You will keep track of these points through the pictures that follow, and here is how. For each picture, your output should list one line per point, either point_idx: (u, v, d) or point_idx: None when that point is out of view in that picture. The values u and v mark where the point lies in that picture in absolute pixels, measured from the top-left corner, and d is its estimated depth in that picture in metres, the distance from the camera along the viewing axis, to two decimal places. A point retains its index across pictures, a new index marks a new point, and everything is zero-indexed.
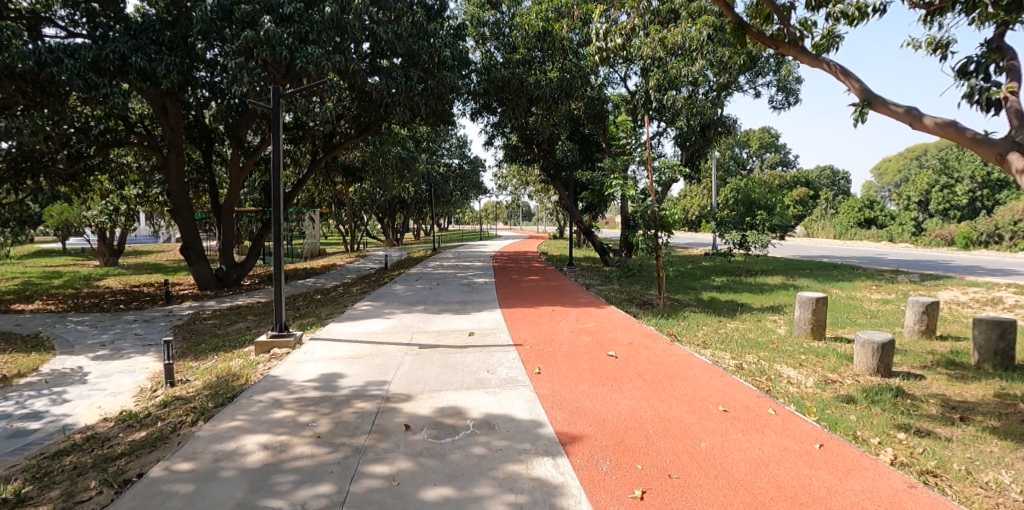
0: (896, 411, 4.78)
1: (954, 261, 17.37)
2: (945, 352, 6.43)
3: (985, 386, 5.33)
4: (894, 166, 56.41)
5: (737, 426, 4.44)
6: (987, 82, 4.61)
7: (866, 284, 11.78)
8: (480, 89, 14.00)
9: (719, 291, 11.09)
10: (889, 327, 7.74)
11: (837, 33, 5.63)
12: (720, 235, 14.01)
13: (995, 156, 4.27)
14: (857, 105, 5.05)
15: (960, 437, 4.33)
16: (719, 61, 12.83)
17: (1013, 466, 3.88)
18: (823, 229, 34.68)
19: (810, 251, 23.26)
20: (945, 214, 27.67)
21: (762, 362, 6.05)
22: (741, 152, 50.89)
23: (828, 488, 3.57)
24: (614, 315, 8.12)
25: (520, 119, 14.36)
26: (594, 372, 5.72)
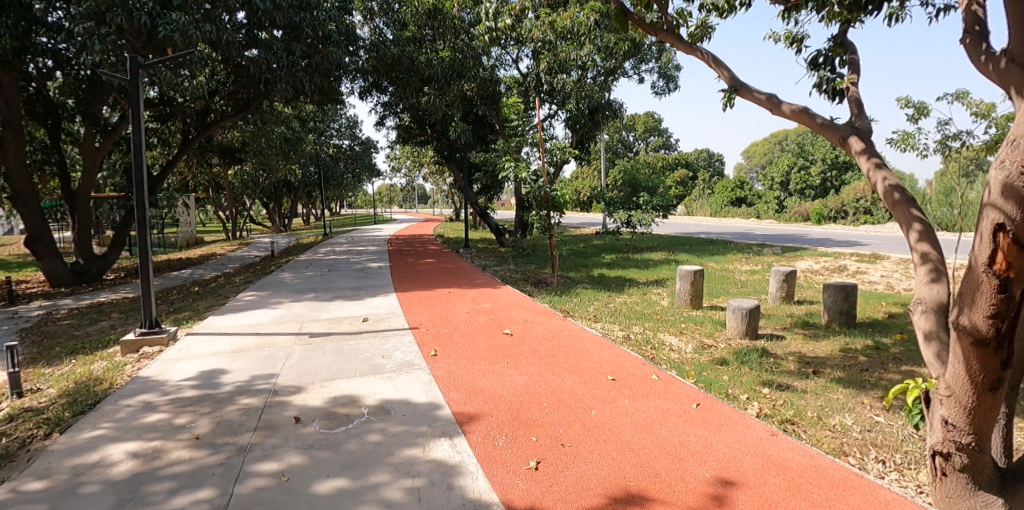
0: (761, 369, 5.29)
1: (807, 235, 19.64)
2: (801, 314, 7.24)
3: (833, 342, 6.04)
4: (761, 151, 62.19)
5: (624, 392, 4.68)
6: (833, 73, 5.12)
7: (737, 257, 12.90)
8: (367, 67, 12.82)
9: (609, 267, 11.64)
10: (756, 295, 8.55)
11: (710, 24, 5.93)
12: (610, 214, 14.70)
13: (839, 139, 4.64)
14: (725, 91, 5.11)
15: (813, 388, 4.88)
16: (605, 47, 13.34)
17: (855, 410, 4.48)
18: (701, 208, 37.49)
19: (688, 228, 25.19)
20: (802, 193, 31.07)
21: (647, 331, 6.44)
22: (628, 136, 53.41)
23: (703, 443, 3.90)
24: (509, 294, 8.24)
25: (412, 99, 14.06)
26: (490, 350, 5.77)
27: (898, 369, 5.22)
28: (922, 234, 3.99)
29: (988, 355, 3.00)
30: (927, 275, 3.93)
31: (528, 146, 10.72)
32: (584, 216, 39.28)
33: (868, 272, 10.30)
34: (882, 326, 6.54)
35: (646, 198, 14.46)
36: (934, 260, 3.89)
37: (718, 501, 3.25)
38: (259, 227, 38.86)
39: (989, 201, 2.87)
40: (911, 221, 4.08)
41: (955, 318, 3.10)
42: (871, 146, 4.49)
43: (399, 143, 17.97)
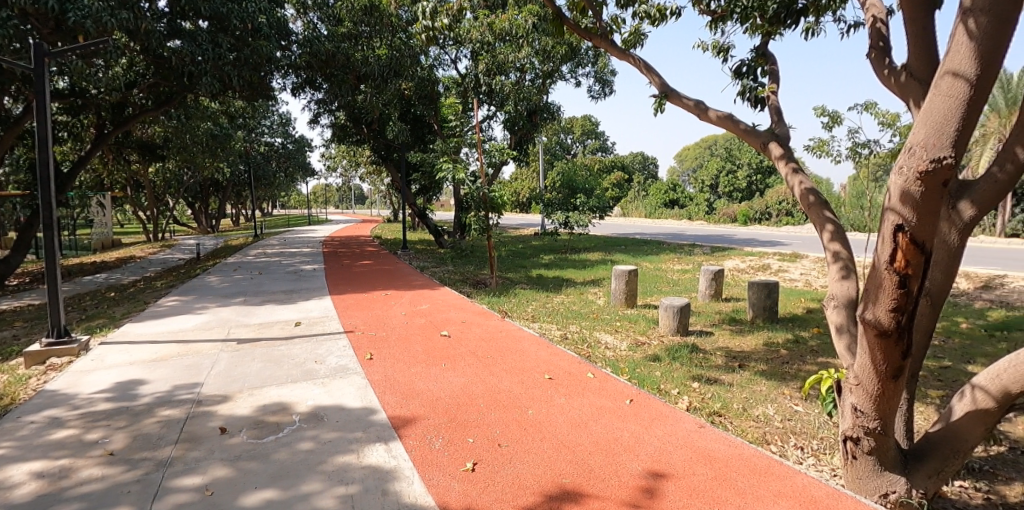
0: (691, 364, 5.51)
1: (734, 235, 20.69)
2: (728, 311, 7.61)
3: (757, 337, 6.38)
4: (692, 155, 64.92)
5: (560, 391, 4.75)
6: (755, 82, 5.38)
7: (669, 257, 13.40)
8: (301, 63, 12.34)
9: (547, 268, 11.82)
10: (687, 293, 8.90)
11: (643, 32, 6.10)
12: (548, 216, 14.77)
13: (760, 145, 4.66)
14: (656, 97, 5.23)
15: (739, 381, 5.13)
16: (543, 50, 13.87)
17: (776, 401, 4.74)
18: (636, 209, 38.71)
19: (624, 229, 25.90)
20: (730, 196, 32.68)
21: (584, 330, 6.58)
22: (566, 139, 54.41)
23: (635, 438, 4.01)
24: (447, 296, 8.18)
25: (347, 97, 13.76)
26: (427, 352, 5.71)
27: (815, 361, 5.57)
28: (834, 234, 4.25)
29: (890, 346, 3.26)
30: (838, 273, 4.17)
31: (467, 147, 10.71)
32: (524, 217, 39.62)
33: (788, 270, 10.97)
34: (800, 321, 6.97)
35: (583, 199, 14.65)
36: (844, 258, 4.12)
37: (649, 494, 3.36)
38: (184, 228, 36.74)
39: (888, 205, 3.12)
40: (824, 222, 4.35)
41: (861, 312, 3.35)
42: (789, 152, 4.60)
43: (334, 142, 17.52)
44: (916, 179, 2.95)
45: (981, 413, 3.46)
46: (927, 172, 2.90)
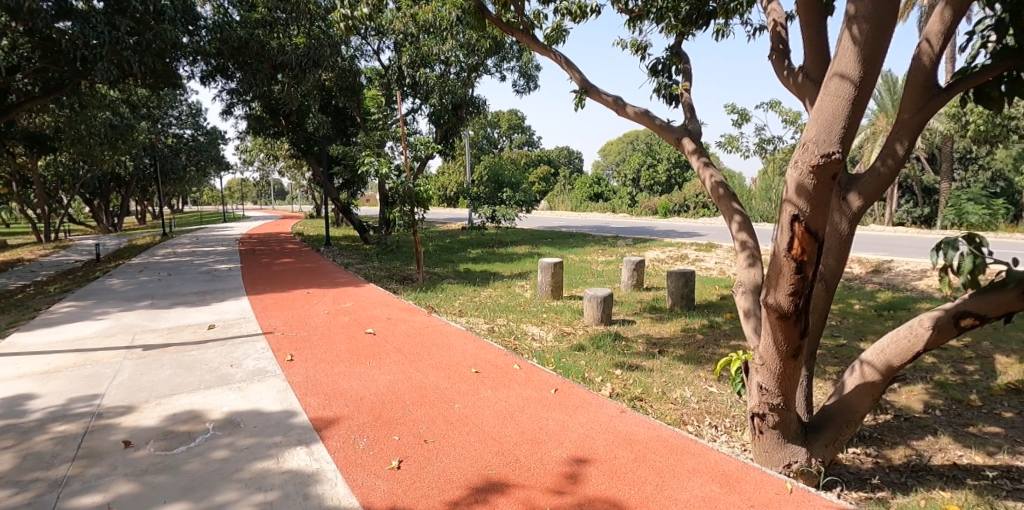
0: (614, 352, 5.70)
1: (656, 227, 21.57)
2: (649, 300, 7.95)
3: (675, 323, 6.70)
4: (615, 149, 66.65)
5: (487, 384, 4.79)
6: (669, 80, 5.62)
7: (594, 249, 13.81)
8: (211, 49, 11.75)
9: (475, 261, 11.88)
10: (610, 283, 9.22)
11: (564, 28, 6.20)
12: (476, 210, 15.11)
13: (675, 140, 4.71)
14: (576, 92, 5.31)
15: (658, 366, 5.37)
16: (468, 43, 13.34)
17: (692, 383, 5.00)
18: (562, 203, 39.50)
19: (551, 222, 26.35)
20: (651, 189, 34.08)
21: (511, 323, 6.66)
22: (493, 133, 54.18)
23: (561, 425, 4.10)
24: (373, 293, 8.01)
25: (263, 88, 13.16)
26: (352, 351, 5.58)
27: (728, 344, 5.93)
28: (743, 224, 4.32)
29: (790, 327, 3.51)
30: (745, 261, 4.30)
31: (391, 140, 10.51)
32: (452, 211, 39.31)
33: (703, 260, 11.60)
34: (714, 307, 7.39)
35: (509, 194, 15.09)
36: (751, 247, 4.26)
37: (573, 479, 3.47)
38: (79, 227, 33.67)
39: (786, 197, 3.37)
40: (733, 213, 4.43)
41: (764, 297, 3.58)
42: (702, 147, 4.66)
43: (250, 134, 16.71)
44: (809, 172, 3.21)
45: (868, 386, 3.73)
46: (819, 167, 3.16)
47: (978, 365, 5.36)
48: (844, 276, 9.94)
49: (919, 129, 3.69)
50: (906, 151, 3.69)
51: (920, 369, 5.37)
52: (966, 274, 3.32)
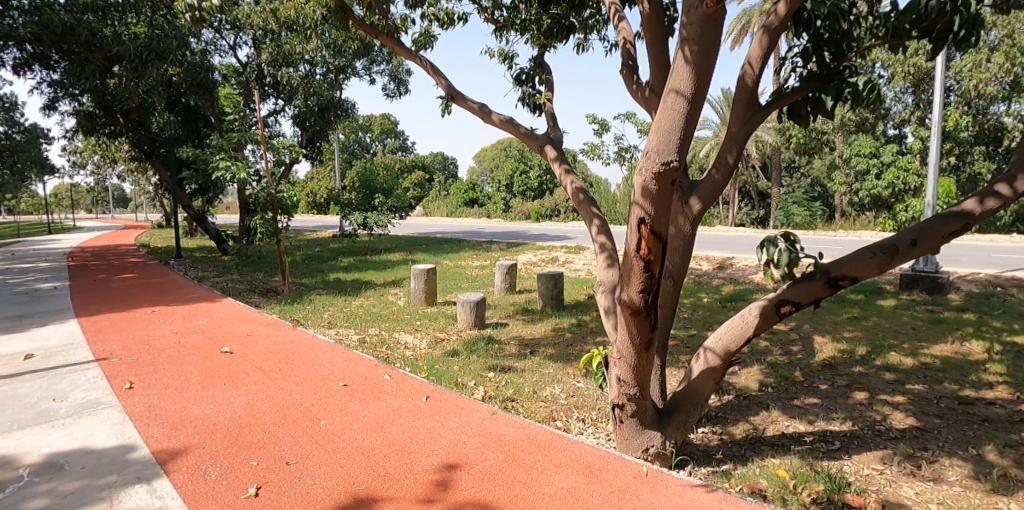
0: (487, 355, 5.79)
1: (530, 231, 22.36)
2: (521, 302, 8.20)
3: (546, 324, 6.96)
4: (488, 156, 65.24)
5: (355, 396, 4.63)
6: (533, 90, 5.80)
7: (469, 254, 13.98)
8: (27, 34, 10.28)
9: (346, 270, 11.50)
10: (484, 288, 9.38)
11: (432, 34, 6.18)
12: (346, 217, 14.84)
13: (538, 147, 4.86)
14: (443, 98, 5.30)
15: (530, 366, 5.53)
16: (334, 44, 13.23)
17: (561, 380, 5.20)
18: (438, 208, 39.31)
19: (428, 229, 26.34)
20: (524, 194, 35.22)
21: (383, 332, 6.52)
22: (365, 137, 50.70)
23: (432, 433, 4.06)
24: (231, 308, 7.42)
25: (95, 82, 11.70)
26: (205, 373, 5.12)
27: (594, 340, 6.28)
28: (601, 227, 4.55)
29: (642, 321, 3.72)
30: (604, 262, 4.48)
31: (252, 144, 9.79)
32: (324, 217, 37.34)
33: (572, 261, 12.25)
34: (582, 306, 7.79)
35: (381, 199, 14.88)
36: (609, 248, 4.46)
37: (443, 485, 3.43)
38: None
39: (635, 200, 3.59)
40: (592, 217, 4.64)
41: (618, 295, 3.78)
42: (563, 154, 4.86)
43: (79, 134, 14.76)
44: (652, 178, 3.44)
45: (711, 370, 4.04)
46: (660, 174, 3.39)
47: (800, 345, 6.18)
48: (695, 272, 10.99)
49: (745, 140, 4.06)
50: (736, 160, 4.07)
51: (755, 352, 6.08)
52: (786, 268, 3.72)
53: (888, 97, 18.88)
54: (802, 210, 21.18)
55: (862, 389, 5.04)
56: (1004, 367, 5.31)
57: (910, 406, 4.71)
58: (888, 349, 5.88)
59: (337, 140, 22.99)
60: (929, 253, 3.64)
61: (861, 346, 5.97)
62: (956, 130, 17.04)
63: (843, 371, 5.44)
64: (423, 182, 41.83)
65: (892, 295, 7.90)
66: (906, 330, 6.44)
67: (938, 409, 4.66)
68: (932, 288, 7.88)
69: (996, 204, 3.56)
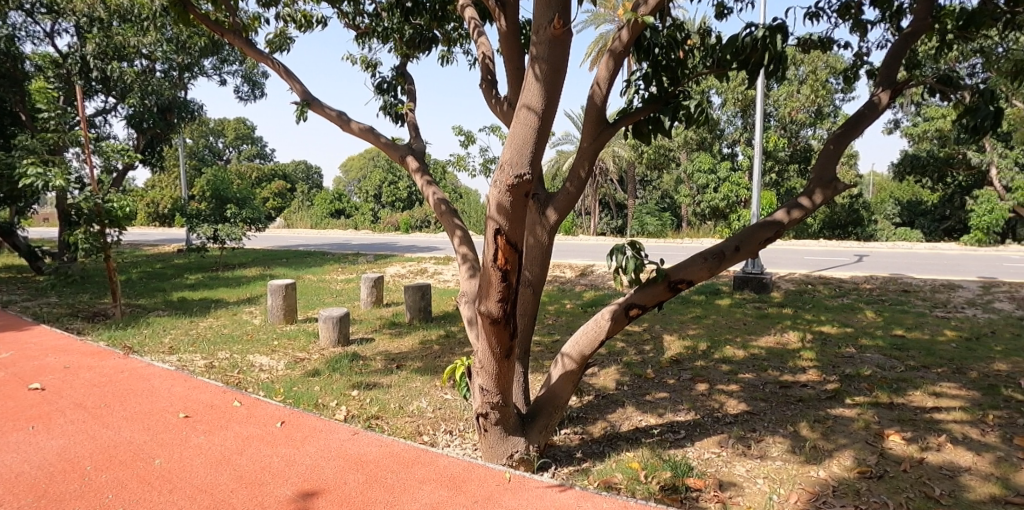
0: (351, 373, 5.58)
1: (399, 242, 22.16)
2: (389, 315, 8.04)
3: (414, 337, 6.88)
4: (355, 165, 60.82)
5: (198, 429, 4.20)
6: (395, 99, 5.72)
7: (334, 267, 13.51)
8: None
9: (192, 288, 10.50)
10: (349, 302, 9.12)
11: (288, 35, 5.88)
12: (193, 229, 13.55)
13: (399, 157, 4.81)
14: (298, 104, 5.04)
15: (396, 381, 5.41)
16: (176, 40, 12.57)
17: (429, 393, 5.15)
18: (301, 220, 36.27)
19: (288, 242, 24.83)
20: (392, 205, 34.27)
21: (235, 355, 6.04)
22: (216, 142, 46.41)
23: (286, 461, 3.78)
24: (44, 337, 6.41)
25: None
26: (5, 417, 4.35)
27: (461, 351, 6.31)
28: (463, 238, 4.60)
29: (501, 330, 3.78)
30: (467, 272, 4.53)
31: (76, 146, 8.57)
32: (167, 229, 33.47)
33: (442, 272, 12.31)
34: (450, 317, 7.83)
35: (233, 210, 13.92)
36: (471, 258, 4.52)
37: None
38: None
39: (490, 213, 3.62)
40: (454, 228, 4.67)
41: (478, 306, 3.80)
42: (425, 166, 4.86)
43: None
44: (506, 190, 3.48)
45: (568, 374, 4.23)
46: (513, 186, 3.45)
47: (652, 344, 6.72)
48: (559, 280, 11.51)
49: (595, 154, 4.30)
50: (587, 174, 4.29)
51: (613, 353, 6.50)
52: (633, 275, 3.92)
53: (722, 119, 21.37)
54: (655, 219, 23.51)
55: (703, 381, 5.59)
56: (813, 353, 6.20)
57: (741, 393, 5.30)
58: (724, 343, 6.60)
59: (182, 146, 20.79)
60: (749, 257, 4.11)
61: (702, 342, 6.64)
62: (775, 151, 19.83)
63: (688, 366, 5.99)
64: (285, 191, 39.31)
65: (728, 294, 8.88)
66: (738, 325, 7.27)
67: (763, 393, 5.30)
68: (759, 288, 8.97)
69: (800, 214, 4.13)
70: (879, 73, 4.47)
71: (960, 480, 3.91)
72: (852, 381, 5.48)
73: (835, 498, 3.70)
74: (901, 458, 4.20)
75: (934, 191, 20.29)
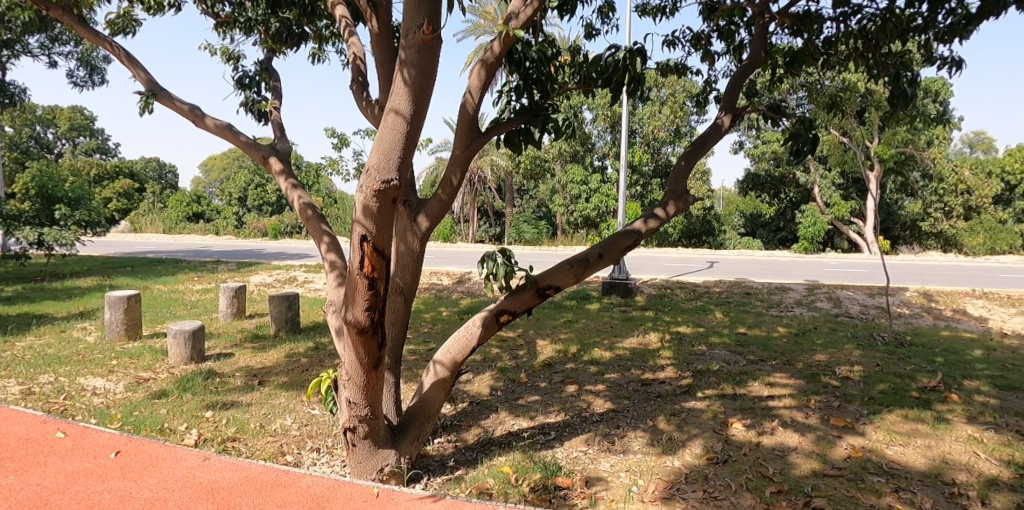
0: (205, 392, 5.15)
1: (268, 249, 20.82)
2: (252, 328, 7.55)
3: (279, 350, 6.51)
4: (218, 165, 56.24)
5: (9, 467, 3.62)
6: (258, 95, 5.40)
7: (189, 277, 12.41)
8: None
9: (9, 302, 9.05)
10: (206, 314, 8.43)
11: (134, 17, 5.39)
12: (9, 234, 11.49)
13: (262, 158, 4.57)
14: (142, 94, 4.56)
15: (258, 398, 5.08)
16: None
17: (294, 409, 4.91)
18: (150, 223, 32.42)
19: (135, 248, 22.16)
20: (260, 209, 31.95)
21: (61, 379, 5.32)
22: (46, 133, 40.27)
23: (120, 495, 3.35)
24: None
25: None
26: None
27: (330, 363, 6.09)
28: (330, 245, 4.43)
29: (368, 340, 3.62)
30: (335, 280, 4.35)
31: None
32: None
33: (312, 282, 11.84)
34: (320, 327, 7.54)
35: (64, 212, 12.23)
36: (340, 266, 4.37)
37: None
38: None
39: (357, 217, 3.41)
40: (321, 234, 4.49)
41: (344, 315, 3.59)
42: (290, 168, 4.65)
43: None
44: (372, 195, 3.29)
45: (440, 382, 4.24)
46: (380, 192, 3.26)
47: (526, 349, 6.94)
48: (437, 287, 11.50)
49: (467, 162, 4.35)
50: (460, 181, 4.31)
51: (488, 359, 6.62)
52: (503, 281, 4.01)
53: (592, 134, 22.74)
54: (531, 227, 24.74)
55: (573, 383, 5.88)
56: (670, 352, 6.77)
57: (607, 393, 5.64)
58: (592, 346, 6.99)
59: None
60: (611, 264, 4.37)
61: (572, 345, 6.98)
62: (639, 165, 21.38)
63: (559, 369, 6.27)
64: (132, 191, 35.08)
65: (597, 299, 9.42)
66: (606, 328, 7.74)
67: (627, 391, 5.69)
68: (625, 293, 9.62)
69: (655, 224, 4.46)
70: (723, 99, 4.95)
71: (789, 459, 4.46)
72: (703, 376, 6.05)
73: (686, 484, 4.05)
74: (742, 443, 4.70)
75: (771, 205, 22.86)
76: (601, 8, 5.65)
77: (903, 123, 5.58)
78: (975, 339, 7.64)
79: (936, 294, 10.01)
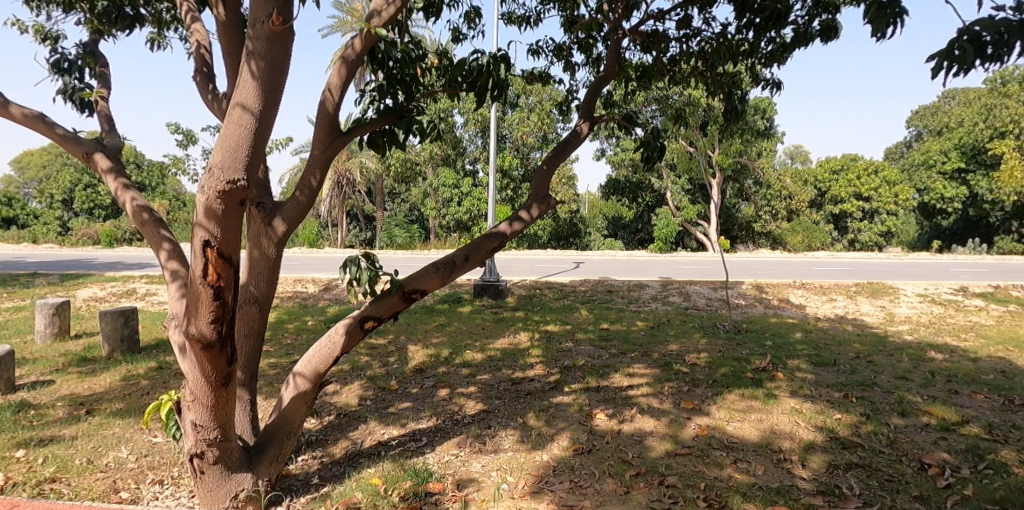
0: (14, 429, 4.47)
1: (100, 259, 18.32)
2: (78, 350, 6.66)
3: (113, 374, 5.84)
4: (37, 161, 48.68)
5: None
6: (80, 82, 4.78)
7: None
8: None
9: None
10: (18, 337, 7.31)
11: None
12: None
13: (83, 154, 4.04)
14: None
15: (85, 430, 4.52)
16: None
17: (131, 439, 4.43)
18: None
19: None
20: (91, 213, 28.52)
21: None
22: None
23: None
24: None
25: None
26: None
27: (175, 384, 5.59)
28: (171, 252, 4.04)
29: (215, 357, 3.24)
30: (178, 291, 3.96)
31: None
32: None
33: (155, 294, 10.75)
34: (164, 344, 6.86)
35: None
36: (183, 275, 3.99)
37: None
38: None
39: (196, 220, 2.99)
40: (160, 241, 4.06)
41: (184, 329, 3.16)
42: (121, 167, 4.18)
43: None
44: (216, 196, 2.88)
45: (301, 396, 4.05)
46: (225, 193, 2.86)
47: (396, 356, 6.87)
48: (301, 296, 10.95)
49: (328, 163, 4.17)
50: (320, 183, 4.13)
51: (357, 368, 6.46)
52: (367, 287, 3.90)
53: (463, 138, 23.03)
54: (403, 231, 24.47)
55: (445, 386, 5.94)
56: (539, 350, 7.07)
57: (479, 394, 5.76)
58: (464, 348, 7.09)
59: None
60: (477, 266, 4.44)
61: (444, 349, 7.03)
62: (509, 169, 22.03)
63: (430, 373, 6.29)
64: None
65: (469, 302, 9.55)
66: (477, 330, 7.89)
67: (498, 391, 5.86)
68: (496, 294, 9.85)
69: (519, 226, 4.60)
70: (582, 106, 5.21)
71: (646, 442, 4.87)
72: (569, 372, 6.40)
73: (554, 477, 4.27)
74: (604, 432, 5.05)
75: (631, 208, 24.76)
76: (468, 14, 5.73)
77: (736, 134, 6.19)
78: (795, 324, 8.90)
79: (766, 286, 11.48)
